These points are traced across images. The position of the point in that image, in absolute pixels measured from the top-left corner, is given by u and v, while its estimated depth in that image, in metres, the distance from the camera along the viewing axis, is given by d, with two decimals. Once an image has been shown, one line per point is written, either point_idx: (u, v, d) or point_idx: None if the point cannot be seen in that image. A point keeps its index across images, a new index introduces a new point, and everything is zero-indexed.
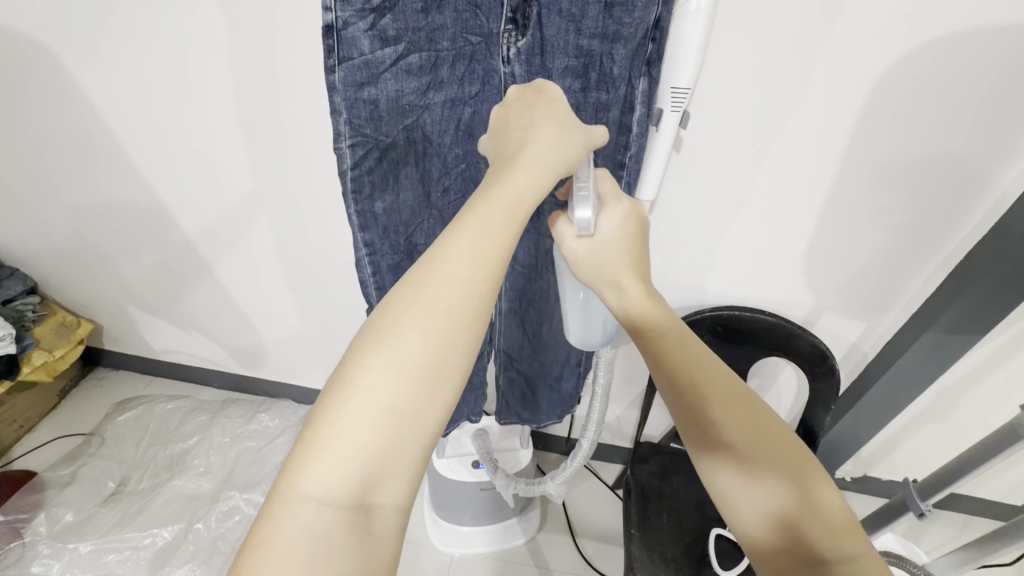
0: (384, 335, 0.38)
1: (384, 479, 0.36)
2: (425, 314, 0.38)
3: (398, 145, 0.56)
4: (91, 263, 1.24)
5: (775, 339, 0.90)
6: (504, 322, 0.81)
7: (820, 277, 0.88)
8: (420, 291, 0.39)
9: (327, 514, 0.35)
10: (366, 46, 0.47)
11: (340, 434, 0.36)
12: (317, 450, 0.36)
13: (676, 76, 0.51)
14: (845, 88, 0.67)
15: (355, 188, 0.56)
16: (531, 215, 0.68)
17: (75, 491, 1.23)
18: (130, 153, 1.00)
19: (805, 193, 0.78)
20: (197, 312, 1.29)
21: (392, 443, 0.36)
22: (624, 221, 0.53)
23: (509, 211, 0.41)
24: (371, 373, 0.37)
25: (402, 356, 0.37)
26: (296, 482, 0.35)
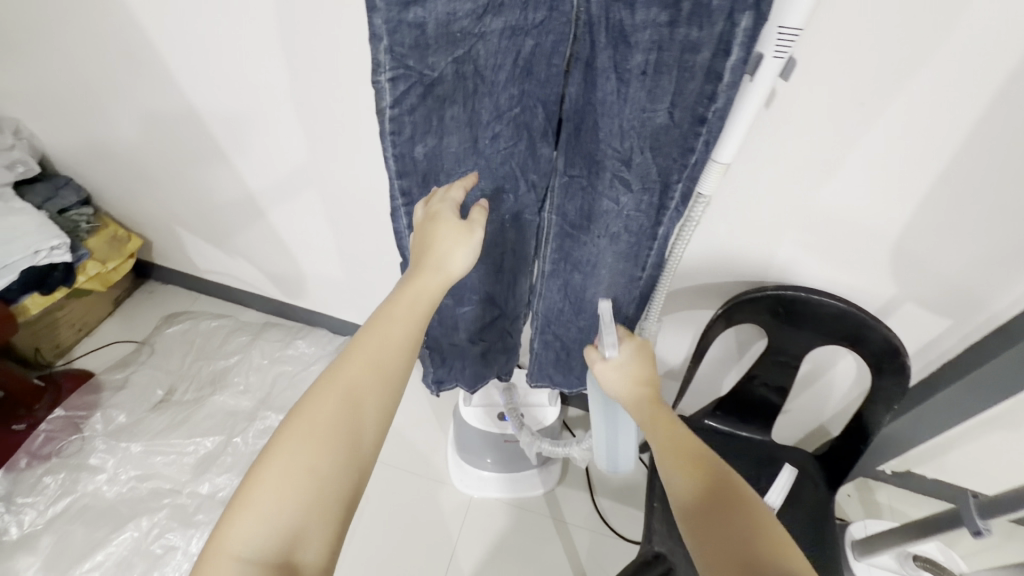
0: (305, 416, 0.48)
1: (308, 536, 0.45)
2: (341, 399, 0.49)
3: (445, 81, 0.49)
4: (140, 180, 1.24)
5: (841, 327, 0.82)
6: (545, 285, 0.74)
7: (909, 266, 0.77)
8: (334, 379, 0.49)
9: (252, 569, 0.43)
10: None
11: (268, 498, 0.45)
12: (244, 514, 0.45)
13: (787, 14, 0.41)
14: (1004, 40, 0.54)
15: (394, 128, 0.50)
16: (587, 172, 0.58)
17: (127, 395, 1.31)
18: (174, 69, 0.96)
19: (915, 166, 0.66)
20: (237, 236, 1.29)
21: (315, 502, 0.45)
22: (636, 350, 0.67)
23: (410, 309, 0.53)
24: (293, 447, 0.46)
25: (318, 429, 0.47)
26: (226, 542, 0.44)
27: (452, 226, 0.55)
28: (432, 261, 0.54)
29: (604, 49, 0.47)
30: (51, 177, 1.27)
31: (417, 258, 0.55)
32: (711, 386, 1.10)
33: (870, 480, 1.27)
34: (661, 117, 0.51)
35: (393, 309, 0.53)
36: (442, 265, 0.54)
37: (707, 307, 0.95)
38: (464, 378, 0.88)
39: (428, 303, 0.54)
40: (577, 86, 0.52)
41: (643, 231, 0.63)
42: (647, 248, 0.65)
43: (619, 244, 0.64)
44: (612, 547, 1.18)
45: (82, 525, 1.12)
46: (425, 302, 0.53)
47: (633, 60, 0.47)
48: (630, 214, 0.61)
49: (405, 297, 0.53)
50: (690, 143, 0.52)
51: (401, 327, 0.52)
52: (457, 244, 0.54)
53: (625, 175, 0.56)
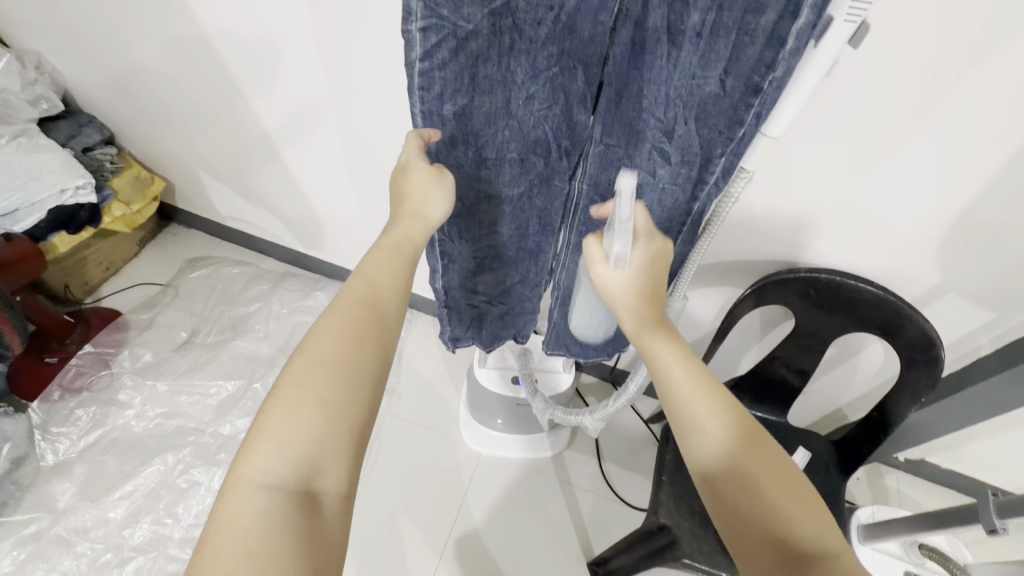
0: (311, 350, 0.47)
1: (325, 468, 0.44)
2: (347, 331, 0.49)
3: (479, 36, 0.45)
4: (163, 121, 1.23)
5: (874, 314, 0.79)
6: (568, 255, 0.71)
7: (957, 255, 0.72)
8: (336, 315, 0.49)
9: (273, 498, 0.42)
10: None
11: (284, 428, 0.44)
12: (260, 445, 0.44)
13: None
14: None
15: (423, 84, 0.47)
16: (625, 143, 0.55)
17: (153, 335, 1.34)
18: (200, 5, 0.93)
19: (983, 150, 0.61)
20: (259, 183, 1.28)
21: (329, 433, 0.45)
22: (648, 259, 0.57)
23: (396, 247, 0.53)
24: (304, 379, 0.46)
25: (328, 359, 0.47)
26: (244, 473, 0.43)
27: (424, 171, 0.54)
28: (413, 204, 0.54)
29: (657, 7, 0.43)
30: (75, 114, 1.27)
31: (398, 204, 0.55)
32: (729, 365, 1.08)
33: (881, 465, 1.26)
34: (711, 86, 0.47)
35: (384, 247, 0.54)
36: (421, 211, 0.55)
37: (734, 284, 0.92)
38: (481, 336, 0.87)
39: (415, 244, 0.54)
40: (623, 47, 0.47)
41: (678, 206, 0.60)
42: (678, 224, 0.62)
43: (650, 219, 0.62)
44: (615, 512, 1.20)
45: (112, 456, 1.18)
46: (413, 242, 0.54)
47: (688, 21, 0.43)
48: (665, 188, 0.57)
49: (395, 232, 0.54)
50: (739, 115, 0.48)
51: (392, 267, 0.53)
52: (429, 187, 0.55)
53: (665, 148, 0.53)
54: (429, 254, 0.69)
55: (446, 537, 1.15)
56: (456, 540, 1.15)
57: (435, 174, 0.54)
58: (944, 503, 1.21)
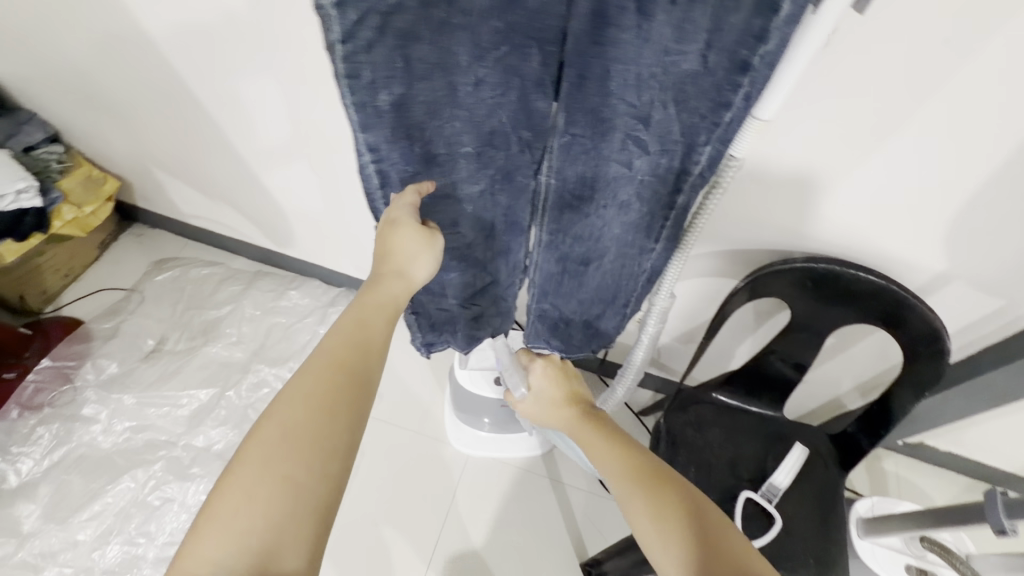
0: (275, 418, 0.44)
1: (282, 556, 0.40)
2: (316, 396, 0.46)
3: (407, 10, 0.37)
4: (108, 116, 1.13)
5: (876, 305, 0.74)
6: (542, 254, 0.64)
7: (966, 240, 0.66)
8: (308, 380, 0.46)
9: None
10: None
11: (238, 510, 0.40)
12: (210, 530, 0.40)
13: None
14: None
15: (349, 71, 0.40)
16: (593, 133, 0.47)
17: (118, 344, 1.28)
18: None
19: (999, 126, 0.54)
20: (219, 180, 1.20)
21: (290, 515, 0.41)
22: (546, 371, 0.75)
23: (377, 310, 0.52)
24: (265, 449, 0.43)
25: (294, 428, 0.44)
26: (191, 563, 0.39)
27: (415, 230, 0.52)
28: (398, 262, 0.53)
29: None
30: (12, 111, 1.17)
31: (383, 260, 0.53)
32: (722, 357, 1.03)
33: (880, 449, 1.22)
34: (689, 62, 0.40)
35: (363, 307, 0.52)
36: (406, 274, 0.53)
37: (725, 274, 0.86)
38: (456, 340, 0.81)
39: (395, 303, 0.53)
40: (582, 20, 0.38)
41: (659, 200, 0.53)
42: (661, 219, 0.56)
43: (629, 213, 0.55)
44: (608, 509, 1.16)
45: (79, 474, 1.13)
46: (396, 303, 0.53)
47: None
48: (644, 180, 0.50)
49: (377, 293, 0.52)
50: (725, 96, 0.41)
51: (374, 328, 0.51)
52: (418, 249, 0.53)
53: (640, 135, 0.46)
54: None
55: (434, 544, 1.11)
56: (444, 547, 1.11)
57: (425, 235, 0.53)
58: (945, 487, 1.17)
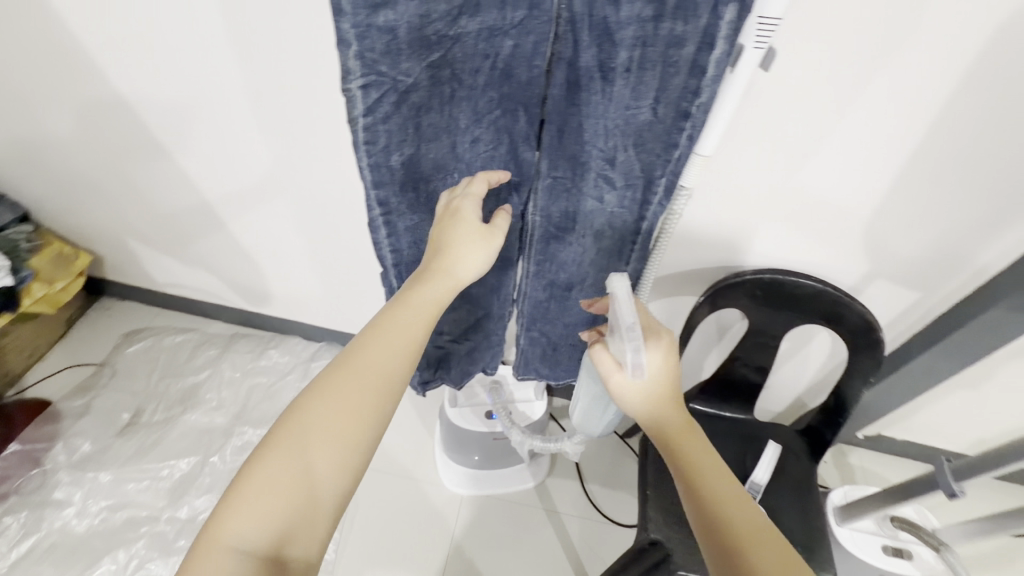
0: (308, 411, 0.46)
1: (298, 535, 0.45)
2: (346, 406, 0.47)
3: (420, 88, 0.45)
4: (85, 192, 1.15)
5: (817, 307, 0.84)
6: (529, 286, 0.71)
7: (880, 244, 0.79)
8: (340, 379, 0.48)
9: (245, 563, 0.43)
10: None
11: (263, 495, 0.44)
12: (238, 508, 0.44)
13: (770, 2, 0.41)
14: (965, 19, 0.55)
15: (368, 138, 0.47)
16: (572, 176, 0.56)
17: (91, 421, 1.24)
18: (115, 73, 0.89)
19: (882, 149, 0.68)
20: (198, 247, 1.22)
21: (307, 503, 0.45)
22: (664, 357, 0.58)
23: (418, 311, 0.51)
24: (289, 449, 0.45)
25: (321, 436, 0.46)
26: (222, 534, 0.43)
27: (474, 228, 0.53)
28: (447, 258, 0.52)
29: (587, 48, 0.44)
30: None
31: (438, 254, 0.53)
32: (692, 370, 1.12)
33: (844, 445, 1.32)
34: (645, 114, 0.49)
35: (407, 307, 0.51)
36: (453, 269, 0.52)
37: (686, 293, 0.96)
38: (450, 377, 0.86)
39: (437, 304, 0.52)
40: (559, 88, 0.48)
41: (627, 227, 0.62)
42: (630, 244, 0.64)
43: (603, 241, 0.64)
44: (604, 532, 1.19)
45: (51, 565, 1.06)
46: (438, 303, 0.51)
47: (617, 59, 0.45)
48: (614, 211, 0.60)
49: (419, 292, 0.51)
50: (674, 138, 0.51)
51: (413, 329, 0.50)
52: (474, 243, 0.53)
53: (609, 175, 0.55)
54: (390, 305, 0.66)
55: None
56: None
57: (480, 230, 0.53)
58: (904, 473, 1.28)
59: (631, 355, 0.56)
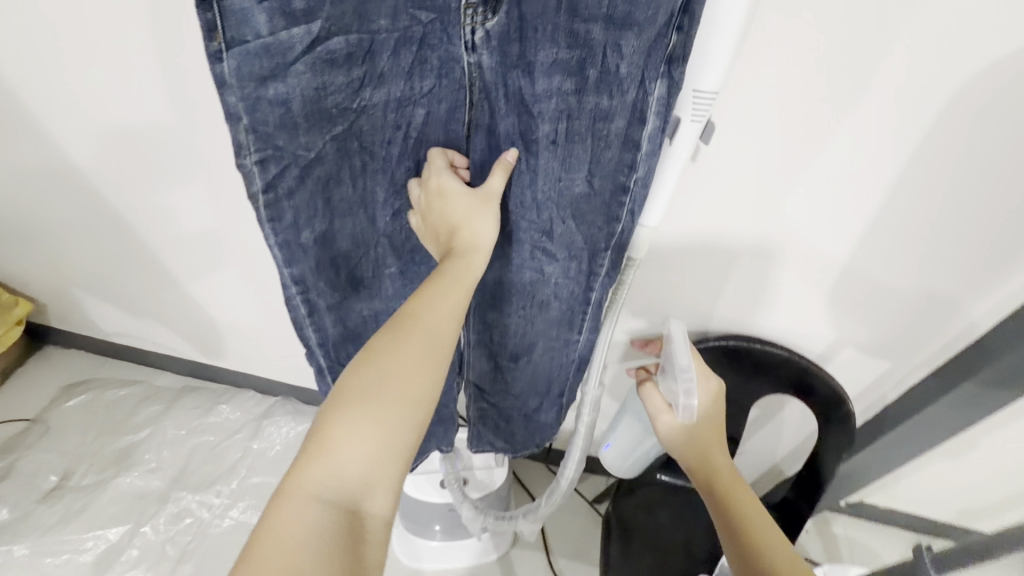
0: (385, 353, 0.41)
1: (377, 489, 0.38)
2: (427, 355, 0.41)
3: (326, 160, 0.42)
4: (27, 240, 1.10)
5: (784, 375, 0.81)
6: (475, 355, 0.68)
7: (845, 314, 0.76)
8: (418, 320, 0.42)
9: (328, 517, 0.36)
10: (263, 23, 0.33)
11: (343, 438, 0.38)
12: (319, 453, 0.38)
13: (703, 79, 0.38)
14: (911, 97, 0.54)
15: (272, 214, 0.42)
16: (505, 243, 0.54)
17: (13, 485, 1.14)
18: (55, 125, 0.85)
19: (836, 221, 0.66)
20: (146, 297, 1.16)
21: (389, 453, 0.39)
22: (713, 402, 0.65)
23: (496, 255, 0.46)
24: (371, 390, 0.40)
25: (402, 384, 0.40)
26: (299, 483, 0.37)
27: (466, 198, 0.45)
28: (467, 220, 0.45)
29: (506, 116, 0.43)
30: None
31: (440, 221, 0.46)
32: None
33: (827, 513, 1.25)
34: (580, 187, 0.47)
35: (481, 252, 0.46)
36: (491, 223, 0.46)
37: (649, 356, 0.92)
38: None
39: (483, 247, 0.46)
40: (480, 153, 0.47)
41: (575, 298, 0.57)
42: (581, 313, 0.59)
43: (550, 313, 0.59)
44: None
45: None
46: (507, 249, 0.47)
47: (540, 130, 0.43)
48: (558, 283, 0.56)
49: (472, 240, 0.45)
50: (614, 212, 0.47)
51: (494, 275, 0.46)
52: (474, 210, 0.46)
53: (547, 246, 0.52)
54: (321, 387, 0.61)
55: None
56: None
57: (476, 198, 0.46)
58: (890, 544, 1.21)
59: (683, 399, 0.63)
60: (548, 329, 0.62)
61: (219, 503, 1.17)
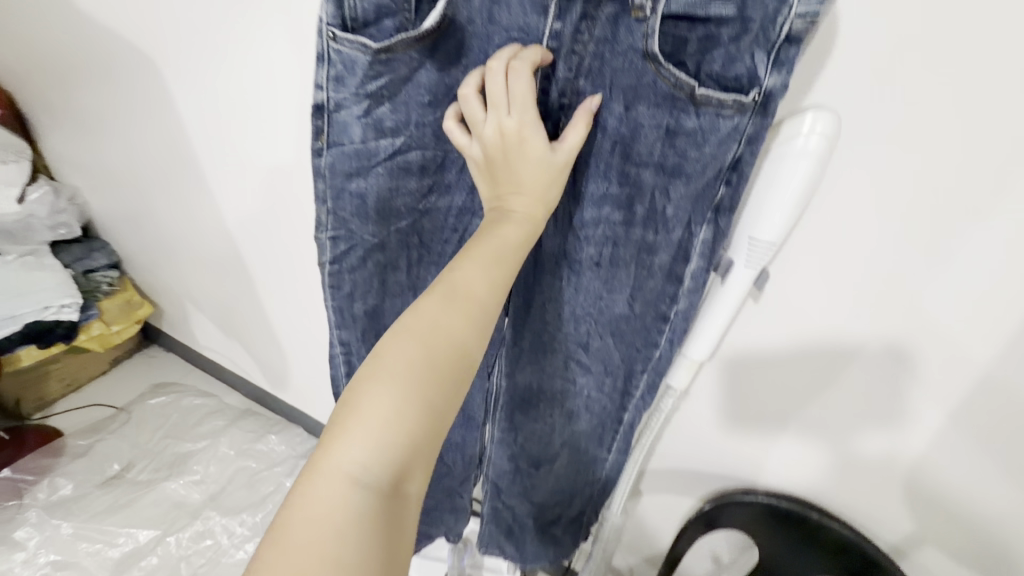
0: (428, 314, 0.35)
1: (420, 467, 0.33)
2: (457, 317, 0.35)
3: (388, 246, 0.48)
4: (164, 256, 1.30)
5: (846, 557, 0.69)
6: (495, 452, 0.65)
7: (924, 512, 0.65)
8: (468, 278, 0.37)
9: (366, 500, 0.30)
10: (358, 134, 0.41)
11: (379, 407, 0.32)
12: (350, 425, 0.32)
13: (761, 225, 0.43)
14: (998, 291, 0.48)
15: (334, 283, 0.49)
16: (541, 350, 0.54)
17: (84, 464, 1.26)
18: (198, 177, 1.02)
19: (911, 406, 0.58)
20: (238, 322, 1.30)
21: (433, 424, 0.33)
22: None
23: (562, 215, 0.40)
24: (413, 352, 0.34)
25: (433, 347, 0.34)
26: (328, 460, 0.31)
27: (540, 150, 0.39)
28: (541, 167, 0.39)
29: (553, 234, 0.46)
30: (91, 240, 1.38)
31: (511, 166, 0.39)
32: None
33: None
34: (620, 307, 0.47)
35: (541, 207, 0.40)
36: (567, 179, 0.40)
37: (690, 495, 0.84)
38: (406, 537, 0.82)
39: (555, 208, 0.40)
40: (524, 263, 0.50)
41: (607, 413, 0.56)
42: (612, 431, 0.57)
43: (580, 424, 0.58)
44: None
45: None
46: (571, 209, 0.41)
47: (586, 253, 0.46)
48: (591, 394, 0.55)
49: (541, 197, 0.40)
50: (653, 337, 0.48)
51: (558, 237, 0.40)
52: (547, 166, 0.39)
53: (581, 358, 0.53)
54: None
55: None
56: None
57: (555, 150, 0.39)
58: None
59: None
60: (574, 437, 0.60)
61: (239, 533, 1.20)
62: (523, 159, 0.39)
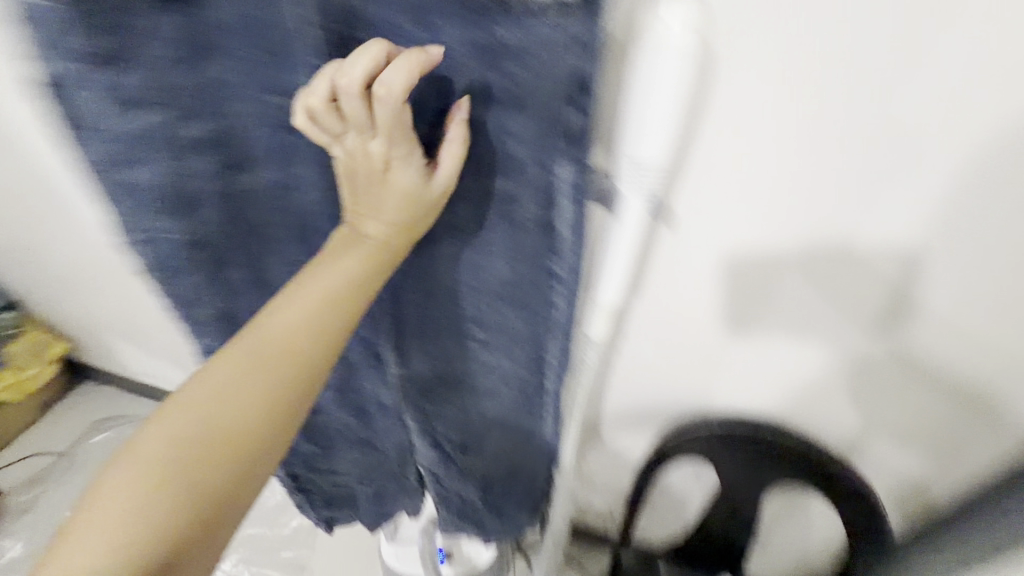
0: (230, 361, 0.39)
1: (191, 504, 0.37)
2: (255, 381, 0.39)
3: (209, 235, 0.44)
4: (56, 285, 1.16)
5: (800, 466, 0.71)
6: (419, 439, 0.60)
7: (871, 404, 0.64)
8: (267, 333, 0.40)
9: (127, 533, 0.35)
10: (106, 115, 0.36)
11: (167, 444, 0.37)
12: (134, 454, 0.37)
13: (636, 146, 0.38)
14: (903, 169, 0.43)
15: (168, 278, 0.47)
16: (435, 330, 0.49)
17: (32, 519, 1.23)
18: (57, 198, 0.90)
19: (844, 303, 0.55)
20: (158, 341, 1.19)
21: (213, 462, 0.38)
22: None
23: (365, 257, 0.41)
24: (210, 399, 0.38)
25: (231, 399, 0.39)
26: (109, 481, 0.36)
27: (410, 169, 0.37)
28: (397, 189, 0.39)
29: None
30: None
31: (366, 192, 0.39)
32: (674, 514, 0.93)
33: None
34: (503, 270, 0.42)
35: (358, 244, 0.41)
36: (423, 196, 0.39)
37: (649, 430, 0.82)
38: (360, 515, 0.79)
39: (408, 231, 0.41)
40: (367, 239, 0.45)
41: (525, 386, 0.52)
42: (539, 405, 0.53)
43: (500, 399, 0.54)
44: None
45: None
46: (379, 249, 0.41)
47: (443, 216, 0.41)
48: (502, 368, 0.51)
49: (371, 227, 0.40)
50: (548, 297, 0.43)
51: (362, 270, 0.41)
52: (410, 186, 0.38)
53: (479, 333, 0.48)
54: None
55: None
56: None
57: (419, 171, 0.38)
58: None
59: None
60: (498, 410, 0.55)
61: None
62: (387, 187, 0.39)
